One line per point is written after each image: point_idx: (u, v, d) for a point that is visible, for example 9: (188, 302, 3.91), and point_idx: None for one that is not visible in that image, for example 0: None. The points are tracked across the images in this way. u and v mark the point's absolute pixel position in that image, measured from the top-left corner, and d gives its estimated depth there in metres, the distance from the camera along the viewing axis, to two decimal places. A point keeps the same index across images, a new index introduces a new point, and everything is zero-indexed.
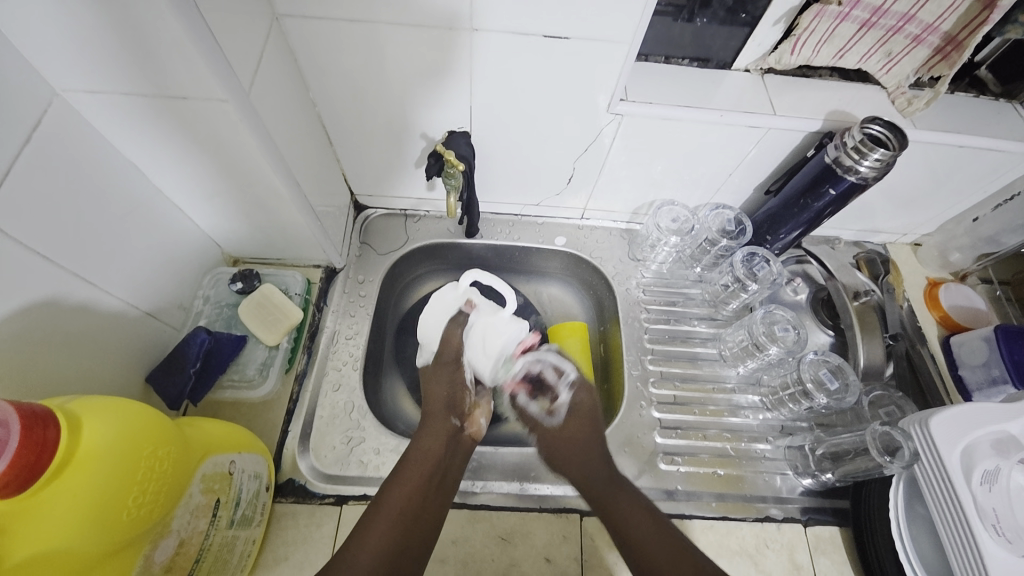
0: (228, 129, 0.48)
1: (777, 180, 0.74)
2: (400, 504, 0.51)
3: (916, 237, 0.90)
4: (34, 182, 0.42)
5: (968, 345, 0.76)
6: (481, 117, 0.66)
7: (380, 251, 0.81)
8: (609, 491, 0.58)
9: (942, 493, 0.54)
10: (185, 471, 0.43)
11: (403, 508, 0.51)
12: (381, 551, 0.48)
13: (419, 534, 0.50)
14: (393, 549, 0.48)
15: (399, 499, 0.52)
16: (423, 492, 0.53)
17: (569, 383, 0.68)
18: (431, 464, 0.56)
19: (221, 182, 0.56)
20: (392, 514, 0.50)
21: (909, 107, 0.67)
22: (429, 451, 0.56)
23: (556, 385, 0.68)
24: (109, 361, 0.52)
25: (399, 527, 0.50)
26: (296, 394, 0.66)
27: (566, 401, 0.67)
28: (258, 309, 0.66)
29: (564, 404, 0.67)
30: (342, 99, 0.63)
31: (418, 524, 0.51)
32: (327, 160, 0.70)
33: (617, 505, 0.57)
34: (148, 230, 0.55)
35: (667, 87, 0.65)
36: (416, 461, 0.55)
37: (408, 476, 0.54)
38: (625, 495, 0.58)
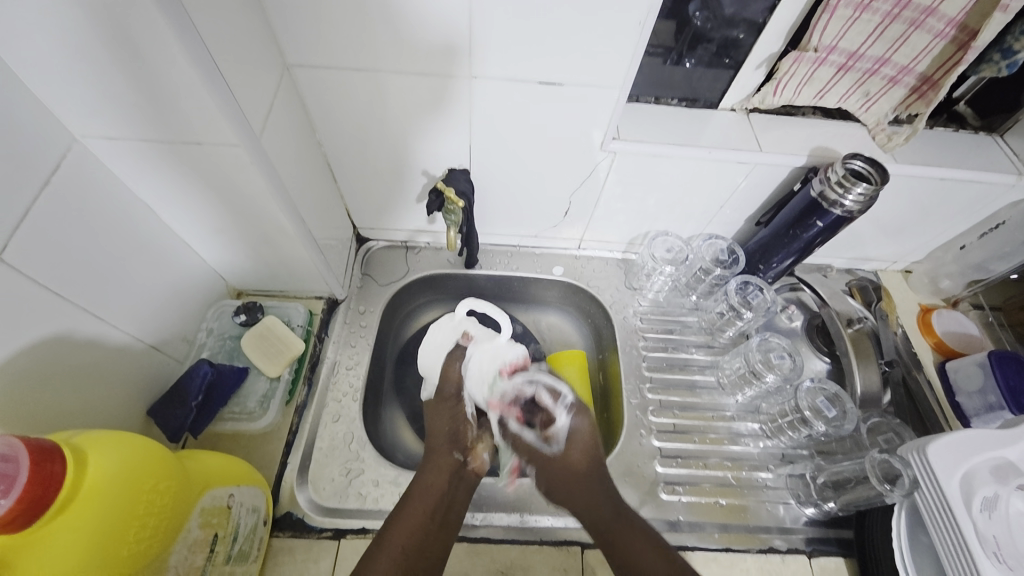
0: (238, 169, 0.50)
1: (766, 212, 0.76)
2: (402, 541, 0.51)
3: (907, 264, 0.91)
4: (52, 223, 0.44)
5: (964, 371, 0.77)
6: (480, 155, 0.68)
7: (381, 282, 0.83)
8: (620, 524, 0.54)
9: (943, 522, 0.54)
10: (185, 506, 0.43)
11: (404, 546, 0.50)
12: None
13: (420, 572, 0.50)
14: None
15: (400, 535, 0.51)
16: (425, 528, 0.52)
17: (567, 405, 0.60)
18: (433, 500, 0.55)
19: (229, 219, 0.58)
20: (393, 552, 0.49)
21: (890, 142, 0.70)
22: (431, 486, 0.56)
23: (553, 408, 0.60)
24: (113, 394, 0.53)
25: (399, 565, 0.49)
26: (296, 426, 0.66)
27: (564, 425, 0.60)
28: (260, 341, 0.67)
29: (561, 430, 0.59)
30: (347, 139, 0.66)
31: (419, 561, 0.50)
32: (331, 196, 0.72)
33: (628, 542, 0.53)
34: (157, 265, 0.57)
35: (657, 126, 0.68)
36: (417, 496, 0.55)
37: (409, 512, 0.53)
38: (637, 535, 0.53)
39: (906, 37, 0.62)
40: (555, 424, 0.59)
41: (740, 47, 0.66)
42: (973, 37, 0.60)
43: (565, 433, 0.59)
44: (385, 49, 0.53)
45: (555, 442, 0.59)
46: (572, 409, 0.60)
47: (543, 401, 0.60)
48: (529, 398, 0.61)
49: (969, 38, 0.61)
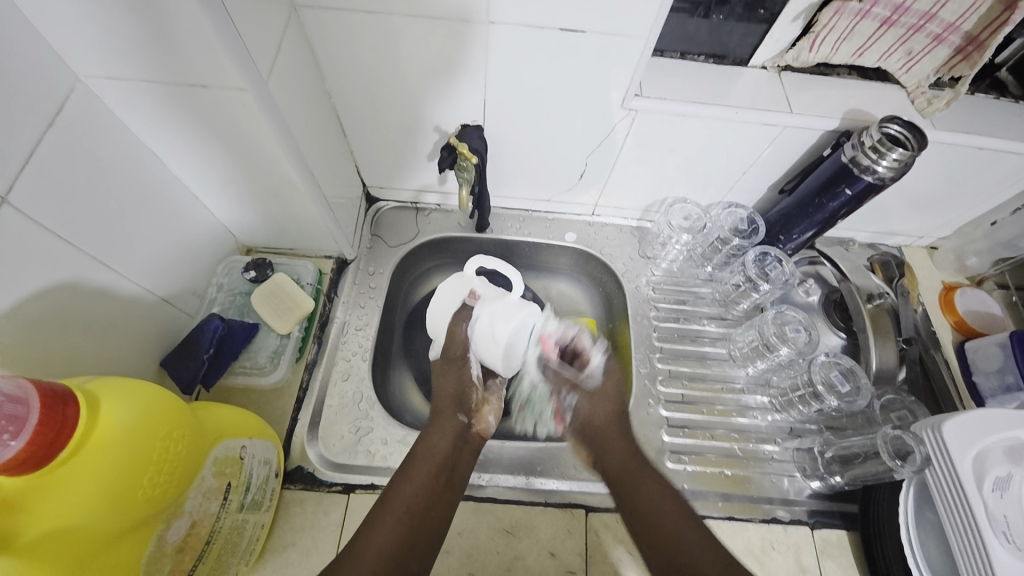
0: (246, 118, 0.49)
1: (791, 178, 0.73)
2: (407, 498, 0.51)
3: (932, 240, 0.88)
4: (56, 167, 0.42)
5: (983, 351, 0.75)
6: (495, 111, 0.66)
7: (391, 244, 0.81)
8: (637, 474, 0.57)
9: (952, 500, 0.53)
10: (198, 454, 0.43)
11: (409, 503, 0.51)
12: (386, 545, 0.48)
13: (425, 529, 0.50)
14: (399, 543, 0.48)
15: (405, 492, 0.52)
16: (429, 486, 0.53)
17: (603, 348, 0.67)
18: (438, 460, 0.55)
19: (238, 172, 0.57)
20: (398, 508, 0.50)
21: (928, 107, 0.66)
22: (436, 447, 0.56)
23: (590, 350, 0.66)
24: (126, 344, 0.53)
25: (405, 522, 0.50)
26: (306, 382, 0.67)
27: (598, 366, 0.66)
28: (270, 297, 0.67)
29: (596, 369, 0.66)
30: (358, 91, 0.63)
31: (425, 518, 0.51)
32: (341, 152, 0.70)
33: (646, 492, 0.55)
34: (166, 218, 0.56)
35: (683, 84, 0.65)
36: (422, 456, 0.55)
37: (414, 471, 0.54)
38: (658, 484, 0.56)
39: None
40: (591, 364, 0.66)
41: None
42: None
43: (600, 368, 0.66)
44: None
45: (593, 376, 0.66)
46: (605, 351, 0.67)
47: (583, 345, 0.66)
48: (571, 341, 0.67)
49: None
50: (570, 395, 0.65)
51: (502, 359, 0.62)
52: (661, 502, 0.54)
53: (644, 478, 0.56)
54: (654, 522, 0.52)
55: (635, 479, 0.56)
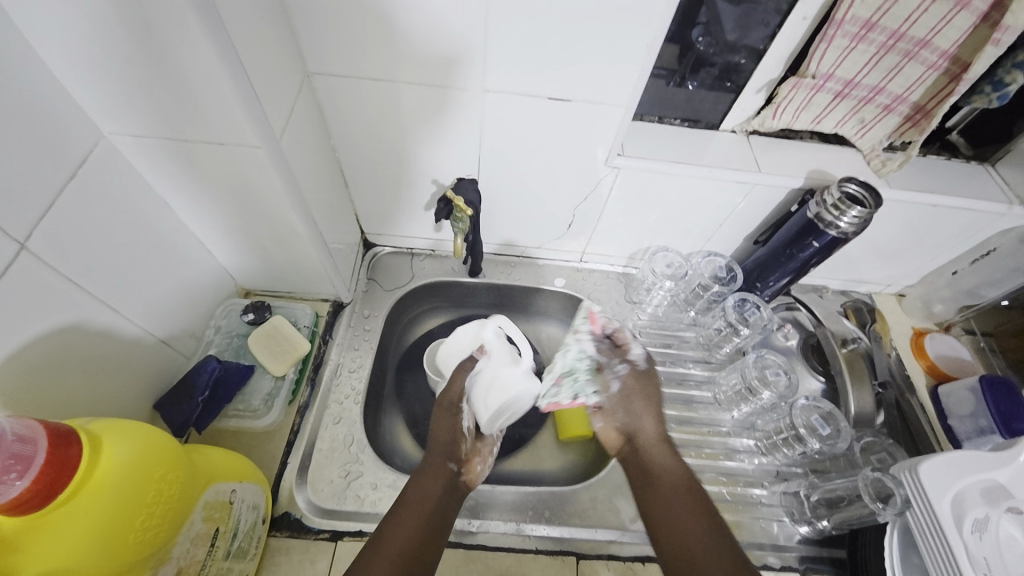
0: (257, 172, 0.52)
1: (765, 231, 0.78)
2: (400, 545, 0.51)
3: (900, 288, 0.93)
4: (75, 216, 0.45)
5: (956, 397, 0.78)
6: (488, 166, 0.70)
7: (386, 287, 0.84)
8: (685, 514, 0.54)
9: (934, 542, 0.55)
10: (190, 497, 0.43)
11: (402, 550, 0.51)
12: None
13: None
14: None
15: (398, 539, 0.51)
16: (421, 533, 0.53)
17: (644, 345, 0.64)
18: (430, 506, 0.55)
19: (245, 221, 0.60)
20: (390, 555, 0.50)
21: (884, 167, 0.73)
22: (427, 492, 0.56)
23: (630, 341, 0.63)
24: (122, 385, 0.54)
25: (398, 569, 0.49)
26: (297, 425, 0.67)
27: (641, 354, 0.63)
28: (267, 339, 0.68)
29: (640, 356, 0.63)
30: (360, 146, 0.68)
31: (416, 566, 0.50)
32: (343, 201, 0.74)
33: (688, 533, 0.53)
34: (170, 261, 0.58)
35: (661, 145, 0.71)
36: (414, 502, 0.55)
37: (407, 517, 0.53)
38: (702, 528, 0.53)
39: (900, 67, 0.65)
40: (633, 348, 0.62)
41: (741, 71, 0.68)
42: (965, 69, 0.63)
43: (644, 357, 0.63)
44: (403, 62, 0.56)
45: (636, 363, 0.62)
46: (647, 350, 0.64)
47: (624, 336, 0.63)
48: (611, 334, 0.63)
49: (961, 70, 0.64)
50: (620, 367, 0.62)
51: (488, 419, 0.64)
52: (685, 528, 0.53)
53: (685, 508, 0.55)
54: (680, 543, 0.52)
55: (660, 498, 0.56)
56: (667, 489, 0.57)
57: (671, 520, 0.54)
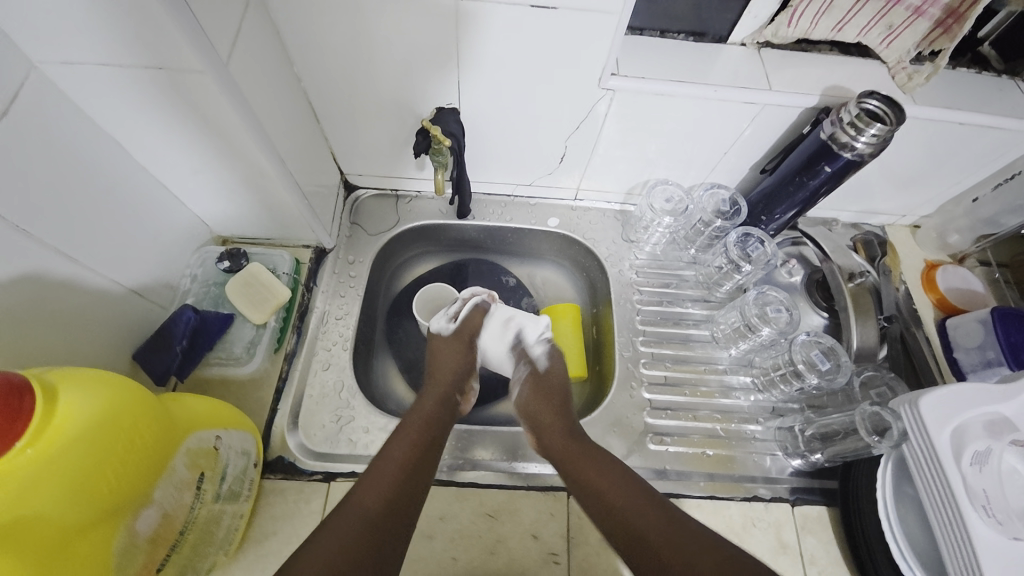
0: (209, 101, 0.47)
1: (773, 158, 0.72)
2: (403, 453, 0.54)
3: (915, 218, 0.88)
4: (14, 153, 0.41)
5: (964, 328, 0.74)
6: (470, 93, 0.64)
7: (371, 232, 0.81)
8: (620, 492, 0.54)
9: (930, 474, 0.54)
10: (168, 444, 0.42)
11: (407, 457, 0.54)
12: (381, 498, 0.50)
13: (415, 484, 0.52)
14: (393, 498, 0.50)
15: (401, 450, 0.54)
16: (421, 444, 0.56)
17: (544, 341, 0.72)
18: (431, 425, 0.59)
19: (207, 159, 0.55)
20: (397, 463, 0.53)
21: (909, 82, 0.65)
22: (428, 413, 0.60)
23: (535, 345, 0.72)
24: (94, 337, 0.52)
25: (401, 474, 0.52)
26: (285, 372, 0.66)
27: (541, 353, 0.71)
28: (245, 288, 0.65)
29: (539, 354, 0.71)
30: (329, 74, 0.62)
31: (418, 471, 0.53)
32: (314, 138, 0.69)
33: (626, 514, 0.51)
34: (130, 208, 0.54)
35: (660, 63, 0.64)
36: (416, 421, 0.58)
37: (409, 432, 0.57)
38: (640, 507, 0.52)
39: None
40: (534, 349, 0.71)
41: None
42: None
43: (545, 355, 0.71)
44: None
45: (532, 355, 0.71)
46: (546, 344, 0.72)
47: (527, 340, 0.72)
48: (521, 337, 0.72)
49: None
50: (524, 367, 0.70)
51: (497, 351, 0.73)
52: (636, 516, 0.51)
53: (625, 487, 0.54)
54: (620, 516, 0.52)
55: (605, 479, 0.55)
56: (603, 467, 0.56)
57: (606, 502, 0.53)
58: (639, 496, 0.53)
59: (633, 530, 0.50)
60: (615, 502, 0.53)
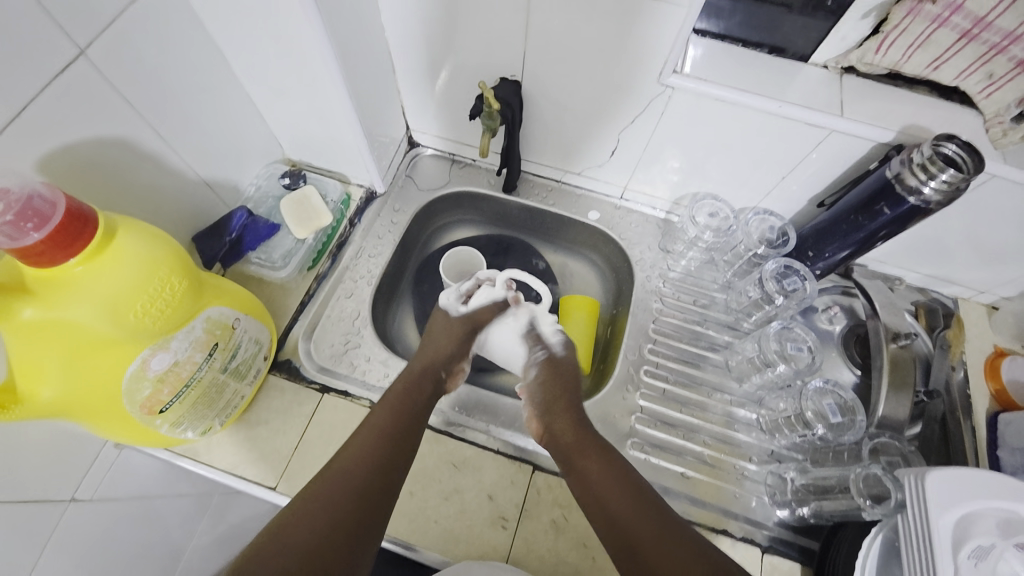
0: (294, 27, 0.53)
1: (834, 192, 0.67)
2: (383, 423, 0.56)
3: (996, 298, 0.78)
4: (133, 38, 0.49)
5: (1017, 426, 0.66)
6: (533, 68, 0.67)
7: (421, 187, 0.86)
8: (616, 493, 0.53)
9: (918, 552, 0.49)
10: (191, 305, 0.49)
11: (388, 428, 0.56)
12: (361, 462, 0.52)
13: (396, 457, 0.54)
14: (376, 465, 0.53)
15: (381, 418, 0.57)
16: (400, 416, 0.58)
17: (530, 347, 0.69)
18: (412, 398, 0.60)
19: (288, 83, 0.62)
20: (377, 431, 0.55)
21: (1002, 138, 0.59)
22: (411, 385, 0.62)
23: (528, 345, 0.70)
24: (166, 211, 0.61)
25: (381, 443, 0.54)
26: (312, 290, 0.72)
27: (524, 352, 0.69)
28: (296, 204, 0.73)
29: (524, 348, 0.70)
30: (409, 29, 0.67)
31: (397, 445, 0.55)
32: (388, 88, 0.75)
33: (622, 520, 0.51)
34: (219, 111, 0.63)
35: (730, 71, 0.63)
36: (397, 394, 0.60)
37: (389, 403, 0.59)
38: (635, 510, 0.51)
39: None
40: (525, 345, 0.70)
41: None
42: None
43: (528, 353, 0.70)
44: None
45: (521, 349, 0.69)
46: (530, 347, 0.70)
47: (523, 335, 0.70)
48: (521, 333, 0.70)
49: None
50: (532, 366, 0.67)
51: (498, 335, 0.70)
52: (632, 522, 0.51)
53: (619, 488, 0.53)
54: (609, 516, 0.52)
55: (603, 480, 0.54)
56: (603, 465, 0.55)
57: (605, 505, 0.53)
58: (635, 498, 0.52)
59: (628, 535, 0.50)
60: (610, 498, 0.53)
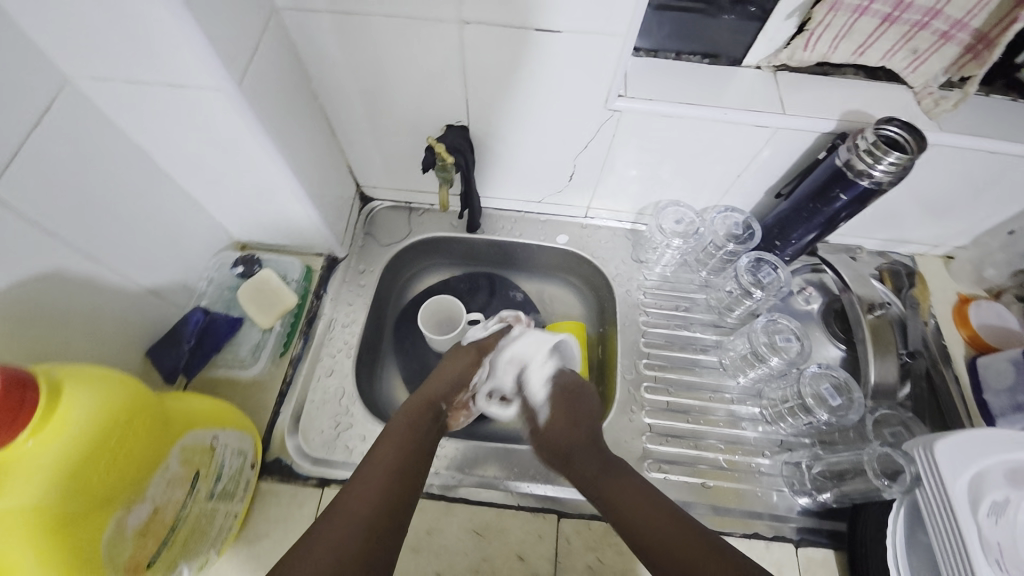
0: (222, 117, 0.50)
1: (788, 183, 0.70)
2: (392, 458, 0.56)
3: (949, 249, 0.83)
4: (43, 161, 0.44)
5: (994, 368, 0.70)
6: (479, 111, 0.65)
7: (383, 242, 0.83)
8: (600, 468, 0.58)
9: (942, 522, 0.50)
10: (160, 441, 0.44)
11: (392, 463, 0.55)
12: (367, 497, 0.51)
13: (402, 488, 0.53)
14: (380, 499, 0.52)
15: (390, 453, 0.56)
16: (406, 451, 0.57)
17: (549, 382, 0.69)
18: (417, 431, 0.60)
19: (223, 170, 0.58)
20: (385, 466, 0.55)
21: (936, 108, 0.62)
22: (414, 417, 0.61)
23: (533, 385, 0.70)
24: (110, 334, 0.55)
25: (387, 480, 0.53)
26: (289, 377, 0.68)
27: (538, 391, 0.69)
28: (255, 293, 0.69)
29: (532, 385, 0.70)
30: (344, 92, 0.64)
31: (404, 480, 0.54)
32: (331, 152, 0.72)
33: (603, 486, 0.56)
34: (155, 213, 0.58)
35: (671, 85, 0.64)
36: (402, 427, 0.59)
37: (394, 437, 0.58)
38: (618, 479, 0.56)
39: None
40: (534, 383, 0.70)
41: None
42: None
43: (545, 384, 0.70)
44: None
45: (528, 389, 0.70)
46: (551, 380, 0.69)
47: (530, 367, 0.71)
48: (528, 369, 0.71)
49: None
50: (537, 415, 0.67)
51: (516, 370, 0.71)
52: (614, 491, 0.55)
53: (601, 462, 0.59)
54: (632, 522, 0.52)
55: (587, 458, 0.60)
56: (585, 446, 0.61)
57: (626, 511, 0.53)
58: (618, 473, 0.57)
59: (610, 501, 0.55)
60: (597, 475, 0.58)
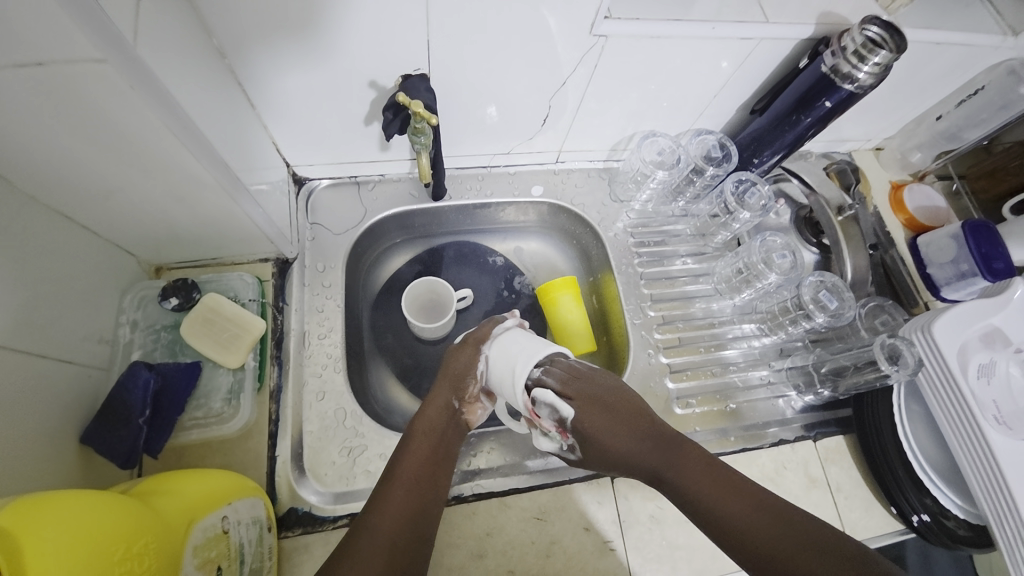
0: (111, 100, 0.34)
1: (762, 97, 0.69)
2: (416, 472, 0.49)
3: (879, 141, 0.90)
4: None
5: (936, 245, 0.78)
6: (439, 52, 0.53)
7: (336, 231, 0.69)
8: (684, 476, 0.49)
9: (945, 394, 0.58)
10: (170, 553, 0.34)
11: (419, 475, 0.49)
12: (396, 517, 0.45)
13: (429, 500, 0.48)
14: (410, 519, 0.46)
15: (412, 468, 0.49)
16: (433, 462, 0.50)
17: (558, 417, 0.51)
18: (437, 438, 0.52)
19: (122, 176, 0.42)
20: (409, 485, 0.48)
21: (893, 3, 0.63)
22: (436, 415, 0.53)
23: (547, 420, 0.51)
24: (28, 432, 0.40)
25: (416, 493, 0.48)
26: (276, 413, 0.57)
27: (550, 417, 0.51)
28: (205, 327, 0.55)
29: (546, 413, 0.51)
30: (261, 46, 0.48)
31: (431, 497, 0.48)
32: (253, 128, 0.56)
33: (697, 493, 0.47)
34: (29, 253, 0.41)
35: (651, 1, 0.57)
36: (422, 433, 0.52)
37: (417, 448, 0.51)
38: (719, 487, 0.47)
39: None
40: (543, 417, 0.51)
41: None
42: None
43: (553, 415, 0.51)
44: None
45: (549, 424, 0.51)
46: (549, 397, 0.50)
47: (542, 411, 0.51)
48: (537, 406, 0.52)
49: None
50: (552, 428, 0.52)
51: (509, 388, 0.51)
52: (723, 506, 0.46)
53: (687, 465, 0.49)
54: (730, 527, 0.45)
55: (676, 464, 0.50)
56: (670, 447, 0.51)
57: (742, 530, 0.45)
58: (719, 480, 0.48)
59: (717, 515, 0.46)
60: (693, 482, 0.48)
